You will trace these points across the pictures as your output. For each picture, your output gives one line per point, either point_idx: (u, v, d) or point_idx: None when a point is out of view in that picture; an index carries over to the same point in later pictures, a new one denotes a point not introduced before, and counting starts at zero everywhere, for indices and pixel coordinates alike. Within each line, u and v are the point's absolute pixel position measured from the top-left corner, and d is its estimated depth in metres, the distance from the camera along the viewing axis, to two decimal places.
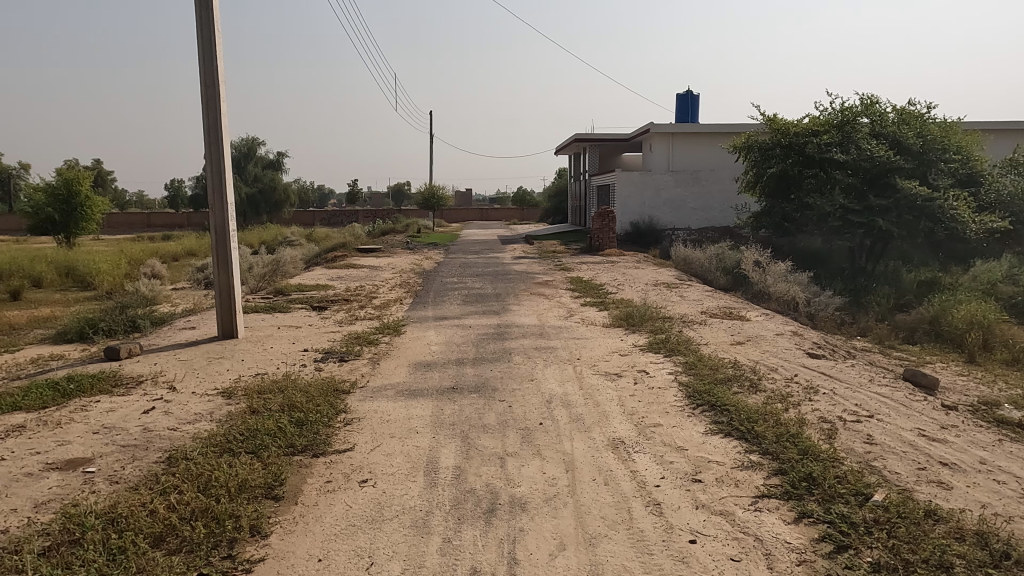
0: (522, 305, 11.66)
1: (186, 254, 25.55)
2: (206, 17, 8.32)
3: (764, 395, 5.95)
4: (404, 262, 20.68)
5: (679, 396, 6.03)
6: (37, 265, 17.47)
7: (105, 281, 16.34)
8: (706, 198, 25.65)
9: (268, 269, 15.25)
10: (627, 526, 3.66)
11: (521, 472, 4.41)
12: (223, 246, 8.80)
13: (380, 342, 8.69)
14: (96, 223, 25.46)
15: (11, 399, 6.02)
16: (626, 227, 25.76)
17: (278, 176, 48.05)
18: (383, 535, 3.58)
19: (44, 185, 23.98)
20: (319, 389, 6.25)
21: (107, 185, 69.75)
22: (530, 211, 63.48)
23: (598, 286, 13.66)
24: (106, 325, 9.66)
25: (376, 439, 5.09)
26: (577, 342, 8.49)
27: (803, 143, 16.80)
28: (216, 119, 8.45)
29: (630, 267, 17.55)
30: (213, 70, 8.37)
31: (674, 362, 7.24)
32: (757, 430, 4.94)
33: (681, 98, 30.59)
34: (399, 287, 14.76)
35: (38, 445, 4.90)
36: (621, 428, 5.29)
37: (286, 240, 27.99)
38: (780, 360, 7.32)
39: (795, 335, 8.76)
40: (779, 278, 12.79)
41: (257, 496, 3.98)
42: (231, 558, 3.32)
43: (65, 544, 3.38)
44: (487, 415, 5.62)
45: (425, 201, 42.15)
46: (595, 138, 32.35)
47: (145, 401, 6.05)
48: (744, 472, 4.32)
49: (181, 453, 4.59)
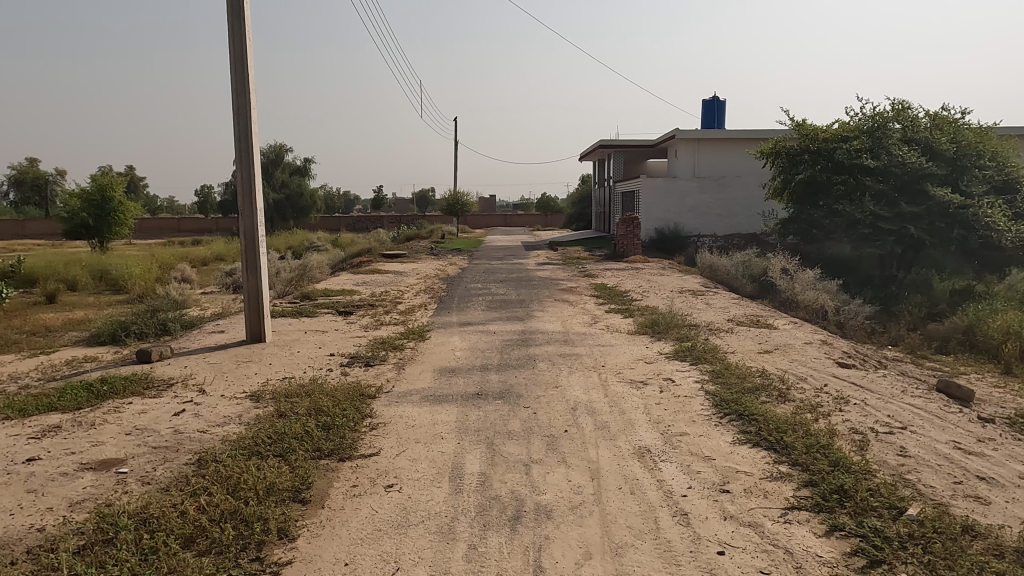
0: (547, 311, 11.65)
1: (214, 258, 25.96)
2: (238, 27, 8.49)
3: (792, 405, 5.85)
4: (428, 268, 20.79)
5: (706, 405, 5.96)
6: (71, 268, 17.92)
7: (137, 284, 16.69)
8: (731, 205, 25.45)
9: (294, 275, 15.47)
10: (655, 536, 3.62)
11: (546, 479, 4.39)
12: (252, 249, 8.90)
13: (405, 347, 8.75)
14: (129, 228, 26.05)
15: (47, 400, 6.17)
16: (651, 233, 25.61)
17: (304, 183, 48.68)
18: (409, 540, 3.59)
19: (80, 190, 24.51)
20: (345, 393, 6.30)
21: (140, 191, 71.71)
22: (554, 218, 63.31)
23: (622, 293, 13.59)
24: (137, 328, 9.88)
25: (401, 444, 5.11)
26: (602, 349, 8.45)
27: (831, 149, 16.60)
28: (246, 126, 8.59)
29: (654, 274, 17.49)
30: (245, 81, 8.53)
31: (700, 370, 7.17)
32: (786, 440, 4.87)
33: (707, 104, 30.46)
34: (423, 292, 14.81)
35: (72, 445, 5.00)
36: (647, 436, 5.25)
37: (313, 245, 28.37)
38: (808, 369, 7.22)
39: (825, 344, 8.62)
40: (807, 286, 12.62)
41: (285, 499, 4.02)
42: (259, 561, 3.35)
43: (99, 543, 3.44)
44: (512, 421, 5.62)
45: (449, 207, 42.35)
46: (620, 144, 32.28)
47: (176, 403, 6.17)
48: (774, 483, 4.26)
49: (212, 454, 4.67)
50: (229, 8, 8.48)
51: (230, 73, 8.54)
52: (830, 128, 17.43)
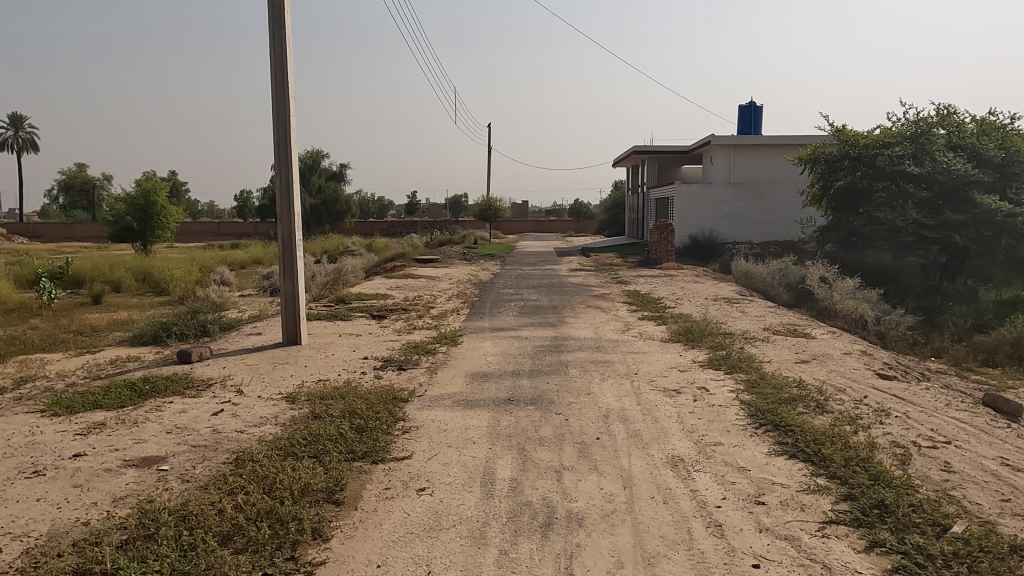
0: (579, 318, 11.60)
1: (253, 262, 26.50)
2: (279, 36, 8.67)
3: (830, 417, 5.73)
4: (461, 273, 20.88)
5: (741, 415, 5.87)
6: (117, 271, 18.48)
7: (178, 287, 17.12)
8: (768, 212, 25.08)
9: (329, 279, 15.72)
10: (688, 547, 3.57)
11: (578, 486, 4.37)
12: (289, 255, 9.03)
13: (438, 352, 8.80)
14: (171, 232, 26.74)
15: (92, 398, 6.36)
16: (684, 240, 25.33)
17: (340, 188, 49.38)
18: (440, 544, 3.60)
19: (125, 195, 25.34)
20: (378, 396, 6.37)
21: (181, 196, 73.69)
22: (587, 223, 62.99)
23: (656, 300, 13.46)
24: (178, 330, 10.13)
25: (433, 447, 5.14)
26: (634, 356, 8.39)
27: (872, 155, 16.37)
28: (285, 132, 8.77)
29: (689, 281, 17.30)
30: (285, 89, 8.71)
31: (735, 380, 7.06)
32: (824, 452, 4.76)
33: (744, 110, 30.08)
34: (456, 297, 14.88)
35: (115, 442, 5.15)
36: (680, 445, 5.19)
37: (348, 249, 28.74)
38: (848, 380, 7.06)
39: (865, 354, 8.42)
40: (846, 295, 12.36)
41: (320, 500, 4.08)
42: (293, 560, 3.40)
43: (141, 538, 3.53)
44: (544, 428, 5.60)
45: (482, 212, 42.50)
46: (655, 150, 32.04)
47: (214, 403, 6.31)
48: (811, 496, 4.16)
49: (249, 454, 4.76)
50: (269, 19, 8.69)
51: (270, 82, 8.74)
52: (871, 134, 17.19)
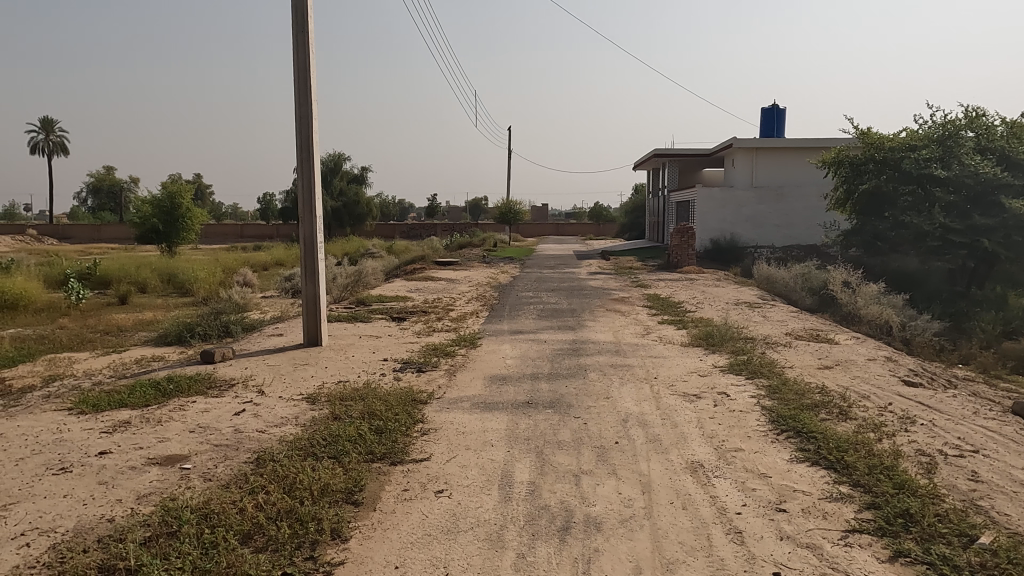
0: (598, 321, 11.55)
1: (275, 264, 26.81)
2: (302, 40, 8.77)
3: (854, 424, 5.63)
4: (481, 275, 20.91)
5: (762, 420, 5.81)
6: (142, 272, 18.78)
7: (202, 288, 17.36)
8: (791, 216, 24.84)
9: (350, 281, 15.83)
10: (707, 553, 3.54)
11: (596, 491, 4.35)
12: (311, 257, 9.11)
13: (457, 354, 8.83)
14: (196, 233, 27.13)
15: (118, 397, 6.47)
16: (705, 243, 25.14)
17: (361, 191, 49.73)
18: (458, 546, 3.61)
19: (151, 198, 25.80)
20: (398, 398, 6.40)
21: (206, 198, 74.80)
22: (607, 227, 62.73)
23: (676, 304, 13.38)
24: (202, 330, 10.27)
25: (452, 449, 5.15)
26: (654, 361, 8.33)
27: (899, 158, 16.12)
28: (308, 136, 8.86)
29: (710, 285, 17.15)
30: (307, 92, 8.80)
31: (756, 385, 6.98)
32: (847, 460, 4.69)
33: (766, 113, 29.81)
34: (475, 300, 14.89)
35: (140, 440, 5.23)
36: (700, 450, 5.14)
37: (368, 252, 28.95)
38: (872, 387, 6.94)
39: (890, 361, 8.28)
40: (870, 300, 12.17)
41: (339, 501, 4.11)
42: (313, 560, 3.43)
43: (164, 536, 3.58)
44: (562, 431, 5.59)
45: (502, 215, 42.55)
46: (676, 153, 31.86)
47: (236, 403, 6.38)
48: (834, 504, 4.10)
49: (270, 454, 4.81)
50: (293, 24, 8.80)
51: (293, 86, 8.84)
52: (897, 137, 16.96)
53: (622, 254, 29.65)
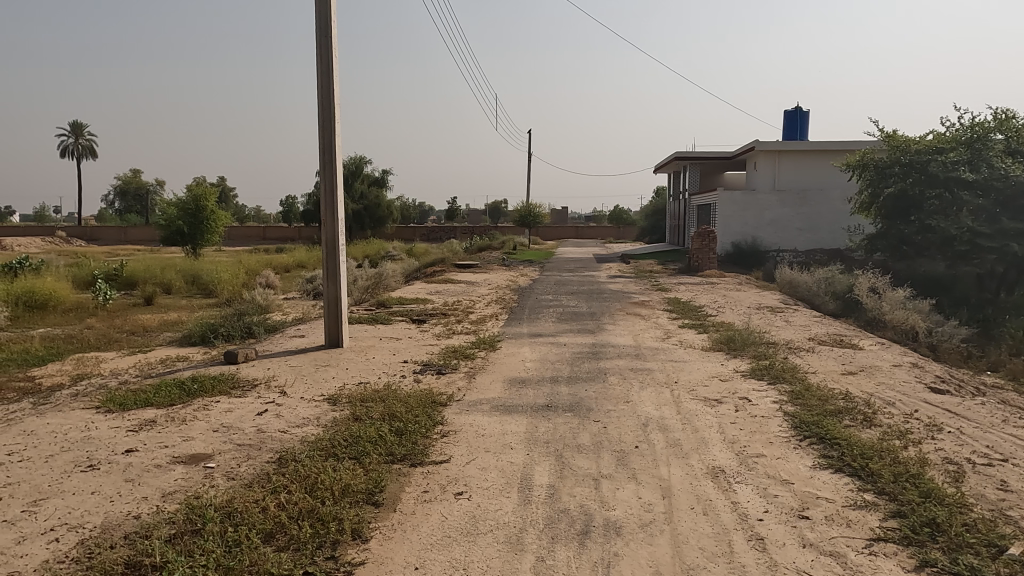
0: (618, 325, 11.51)
1: (296, 266, 27.09)
2: (326, 44, 8.86)
3: (879, 431, 5.55)
4: (500, 278, 20.94)
5: (784, 426, 5.74)
6: (168, 273, 19.09)
7: (225, 289, 17.59)
8: (814, 219, 24.53)
9: (370, 283, 15.95)
10: (728, 559, 3.51)
11: (616, 495, 4.33)
12: (332, 259, 9.18)
13: (476, 357, 8.85)
14: (220, 236, 27.49)
15: (144, 396, 6.59)
16: (727, 247, 24.93)
17: (382, 194, 50.10)
18: (478, 548, 3.62)
19: (177, 200, 26.24)
20: (417, 399, 6.43)
21: (230, 201, 75.90)
22: (626, 231, 62.40)
23: (697, 308, 13.29)
24: (225, 331, 10.42)
25: (471, 452, 5.16)
26: (674, 365, 8.28)
27: (925, 161, 15.77)
28: (330, 139, 8.95)
29: (731, 289, 17.00)
30: (330, 95, 8.89)
31: (778, 391, 6.90)
32: (872, 467, 4.62)
33: (789, 115, 29.52)
34: (495, 303, 14.94)
35: (166, 438, 5.32)
36: (722, 456, 5.10)
37: (389, 254, 29.11)
38: (897, 394, 6.83)
39: (915, 367, 8.14)
40: (895, 305, 11.99)
41: (359, 501, 4.14)
42: (333, 559, 3.46)
43: (188, 533, 3.63)
44: (581, 435, 5.58)
45: (522, 218, 42.56)
46: (697, 156, 31.65)
47: (259, 403, 6.46)
48: (858, 512, 4.04)
49: (292, 454, 4.86)
50: (316, 28, 8.90)
51: (317, 90, 8.94)
52: (923, 139, 16.72)
53: (642, 254, 31.60)
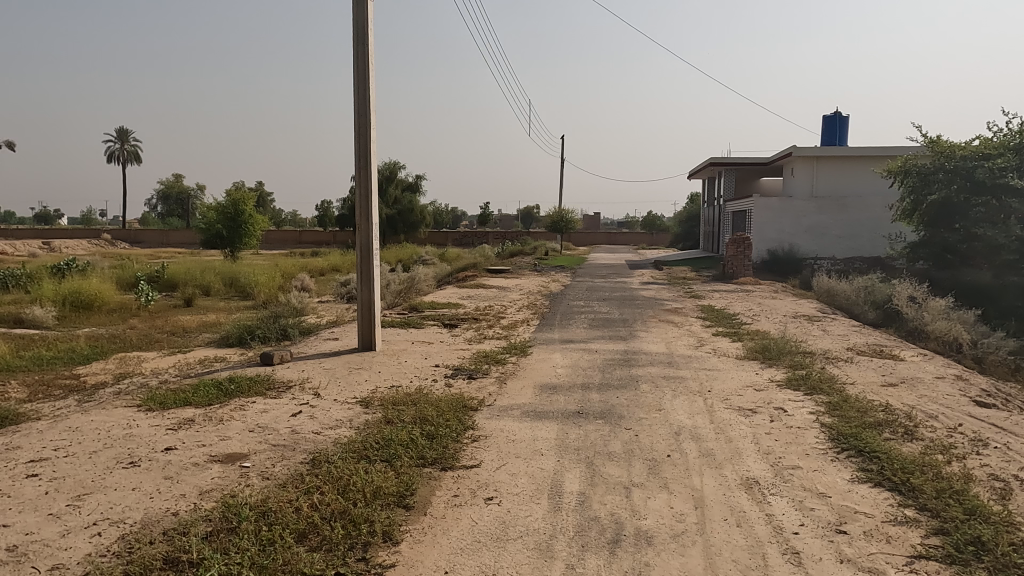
0: (650, 332, 11.40)
1: (331, 269, 27.47)
2: (361, 52, 8.99)
3: (921, 444, 5.39)
4: (532, 284, 20.92)
5: (821, 438, 5.62)
6: (207, 276, 19.53)
7: (262, 291, 17.93)
8: (854, 226, 24.01)
9: (403, 287, 16.09)
10: (761, 573, 3.45)
11: (647, 504, 4.29)
12: (366, 263, 9.28)
13: (507, 362, 8.85)
14: (257, 239, 28.03)
15: (184, 395, 6.75)
16: (763, 254, 24.53)
17: (416, 199, 50.52)
18: (507, 554, 3.62)
19: (217, 205, 26.85)
20: (449, 404, 6.46)
21: (267, 206, 77.36)
22: (660, 237, 61.73)
23: (731, 316, 13.09)
24: (262, 333, 10.63)
25: (502, 457, 5.16)
26: (708, 373, 8.18)
27: (972, 167, 15.40)
28: (366, 147, 9.07)
29: (767, 297, 16.73)
30: (366, 103, 9.02)
31: (815, 401, 6.76)
32: (913, 482, 4.49)
33: (828, 120, 29.00)
34: (527, 308, 14.93)
35: (203, 438, 5.44)
36: (756, 467, 5.01)
37: (421, 258, 29.34)
38: (941, 407, 6.62)
39: (960, 380, 7.89)
40: (938, 316, 11.65)
41: (390, 504, 4.17)
42: (365, 561, 3.49)
43: (224, 532, 3.71)
44: (613, 442, 5.54)
45: (554, 224, 42.48)
46: (733, 162, 31.25)
47: (294, 404, 6.56)
48: (898, 528, 3.93)
49: (325, 456, 4.92)
50: (353, 36, 9.04)
51: (353, 97, 9.08)
52: (968, 144, 16.24)
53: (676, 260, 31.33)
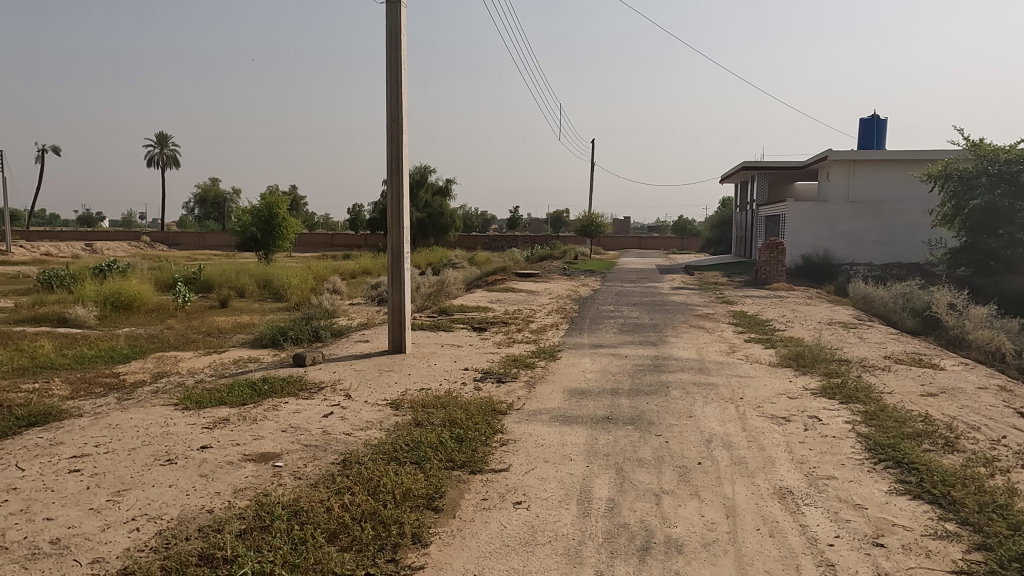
0: (681, 337, 11.28)
1: (362, 272, 27.79)
2: (394, 58, 9.09)
3: (962, 457, 5.23)
4: (562, 288, 20.87)
5: (857, 448, 5.49)
6: (242, 278, 19.91)
7: (294, 294, 18.20)
8: (891, 231, 23.50)
9: (433, 291, 16.18)
10: None
11: (677, 512, 4.24)
12: (397, 267, 9.38)
13: (536, 366, 8.84)
14: (290, 242, 28.50)
15: (219, 394, 6.88)
16: (796, 259, 24.12)
17: (446, 203, 50.82)
18: (536, 559, 3.61)
19: (251, 208, 27.38)
20: (478, 407, 6.48)
21: (301, 209, 78.62)
22: (691, 241, 61.00)
23: (764, 322, 12.89)
24: (294, 334, 10.79)
25: (531, 462, 5.16)
26: (740, 380, 8.06)
27: (1016, 171, 14.98)
28: (398, 151, 9.17)
29: (801, 303, 16.43)
30: (398, 108, 9.12)
31: (851, 411, 6.61)
32: (954, 495, 4.37)
33: (865, 123, 28.42)
34: (556, 313, 14.89)
35: (237, 437, 5.54)
36: (790, 476, 4.91)
37: (452, 262, 29.50)
38: (983, 418, 6.42)
39: (1003, 391, 7.63)
40: (980, 324, 11.32)
41: (420, 505, 4.20)
42: (394, 562, 3.52)
43: (257, 529, 3.77)
44: (642, 449, 5.49)
45: (584, 228, 42.32)
46: (766, 166, 30.81)
47: (325, 405, 6.64)
48: (938, 542, 3.82)
49: (355, 457, 4.97)
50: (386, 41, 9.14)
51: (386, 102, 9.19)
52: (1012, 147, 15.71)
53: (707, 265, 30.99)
